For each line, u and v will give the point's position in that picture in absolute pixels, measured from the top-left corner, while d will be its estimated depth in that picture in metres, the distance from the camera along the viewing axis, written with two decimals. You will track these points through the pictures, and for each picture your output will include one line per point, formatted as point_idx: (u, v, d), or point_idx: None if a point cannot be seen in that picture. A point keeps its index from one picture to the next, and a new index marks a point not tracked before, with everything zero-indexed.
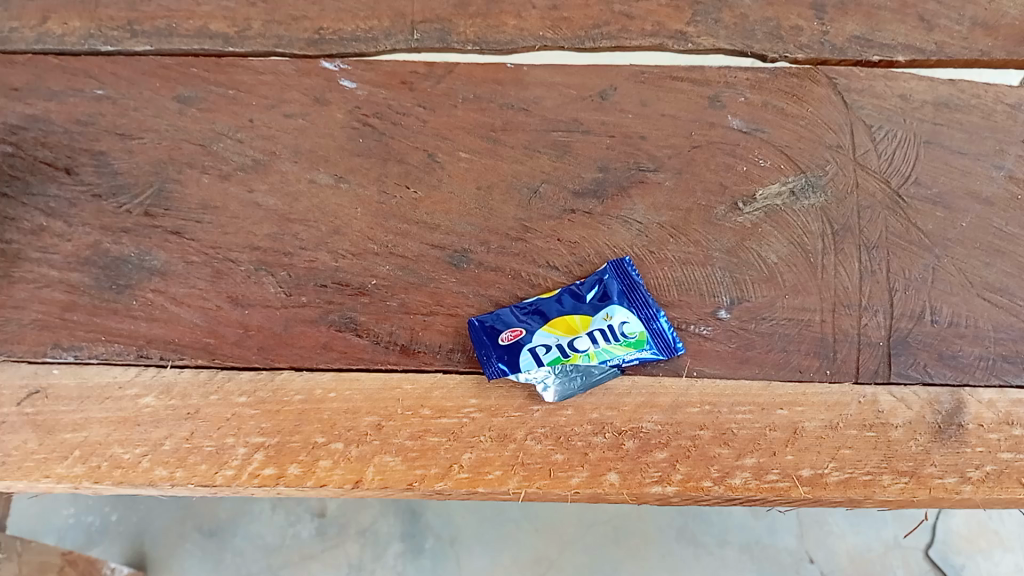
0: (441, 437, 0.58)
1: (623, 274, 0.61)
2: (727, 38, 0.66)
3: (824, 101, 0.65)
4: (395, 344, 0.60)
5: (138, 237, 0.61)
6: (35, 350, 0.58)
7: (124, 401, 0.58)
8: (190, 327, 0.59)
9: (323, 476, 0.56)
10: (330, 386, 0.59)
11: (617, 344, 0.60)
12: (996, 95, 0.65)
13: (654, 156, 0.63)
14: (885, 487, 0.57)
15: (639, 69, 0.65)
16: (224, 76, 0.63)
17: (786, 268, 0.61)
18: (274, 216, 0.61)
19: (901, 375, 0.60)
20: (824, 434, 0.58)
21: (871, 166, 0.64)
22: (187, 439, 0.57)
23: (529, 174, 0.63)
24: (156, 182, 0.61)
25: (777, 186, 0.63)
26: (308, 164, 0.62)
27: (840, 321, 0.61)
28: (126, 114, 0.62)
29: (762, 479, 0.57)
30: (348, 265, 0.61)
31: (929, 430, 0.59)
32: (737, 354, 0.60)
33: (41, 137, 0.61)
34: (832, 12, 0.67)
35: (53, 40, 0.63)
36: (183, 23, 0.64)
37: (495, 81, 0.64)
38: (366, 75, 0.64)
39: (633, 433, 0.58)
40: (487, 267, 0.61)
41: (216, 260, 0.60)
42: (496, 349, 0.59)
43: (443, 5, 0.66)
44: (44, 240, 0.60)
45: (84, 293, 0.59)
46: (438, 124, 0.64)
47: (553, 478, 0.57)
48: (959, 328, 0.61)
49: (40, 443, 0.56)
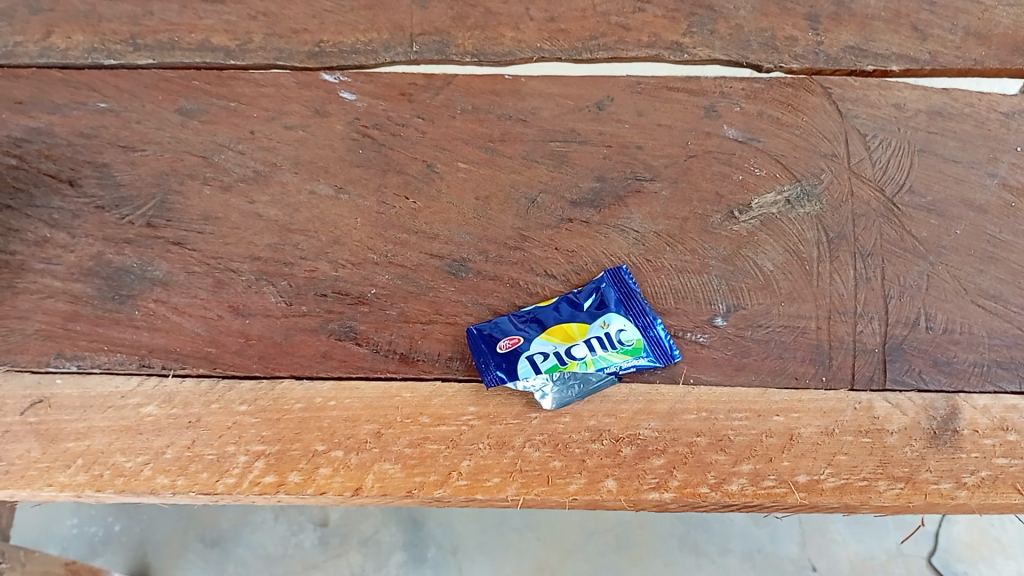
0: (440, 444, 0.58)
1: (620, 283, 0.62)
2: (723, 49, 0.67)
3: (818, 111, 0.65)
4: (394, 353, 0.60)
5: (141, 247, 0.61)
6: (39, 360, 0.59)
7: (126, 410, 0.58)
8: (192, 337, 0.60)
9: (323, 484, 0.57)
10: (330, 395, 0.59)
11: (614, 352, 0.60)
12: (989, 104, 0.66)
13: (650, 165, 0.64)
14: (880, 492, 0.57)
15: (635, 79, 0.66)
16: (225, 89, 0.64)
17: (782, 276, 0.62)
18: (274, 226, 0.62)
19: (897, 381, 0.60)
20: (820, 440, 0.59)
21: (866, 174, 0.64)
22: (188, 447, 0.58)
23: (526, 184, 0.63)
24: (159, 194, 0.62)
25: (772, 195, 0.64)
26: (308, 175, 0.63)
27: (836, 328, 0.61)
28: (129, 127, 0.63)
29: (758, 485, 0.57)
30: (348, 274, 0.61)
31: (924, 436, 0.59)
32: (734, 361, 0.60)
33: (45, 150, 0.62)
34: (826, 23, 0.68)
35: (57, 54, 0.64)
36: (185, 36, 0.65)
37: (493, 92, 0.65)
38: (366, 87, 0.65)
39: (631, 440, 0.58)
40: (485, 276, 0.61)
41: (217, 270, 0.61)
42: (495, 356, 0.60)
43: (442, 17, 0.67)
44: (47, 252, 0.60)
45: (87, 304, 0.60)
46: (436, 135, 0.64)
47: (551, 485, 0.57)
48: (953, 335, 0.61)
49: (43, 452, 0.57)
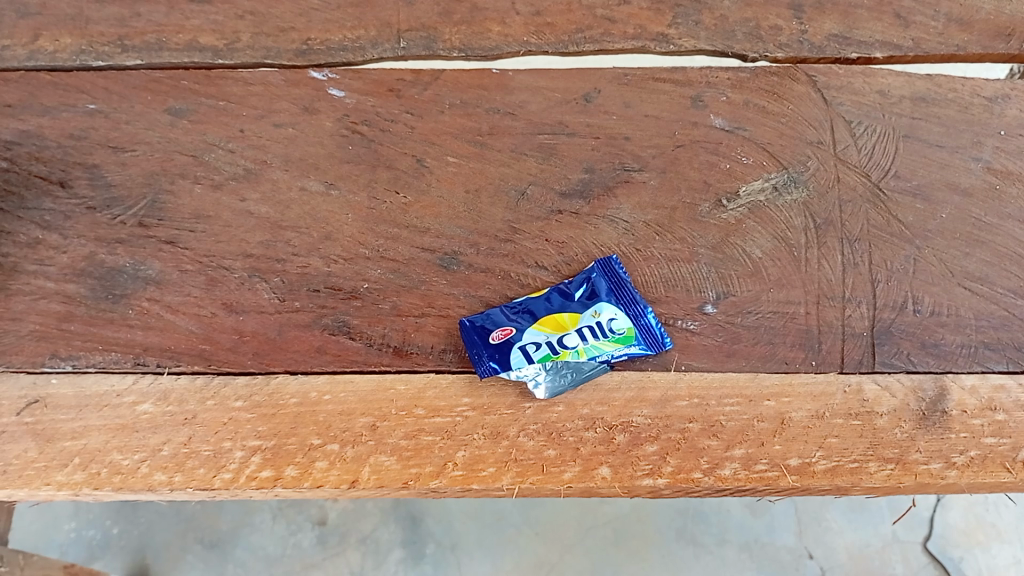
0: (435, 436, 0.58)
1: (610, 272, 0.62)
2: (708, 39, 0.67)
3: (803, 99, 0.66)
4: (388, 346, 0.61)
5: (133, 247, 0.62)
6: (34, 361, 0.59)
7: (122, 408, 0.58)
8: (186, 335, 0.60)
9: (319, 477, 0.57)
10: (325, 389, 0.59)
11: (606, 340, 0.61)
12: (973, 89, 0.66)
13: (638, 156, 0.65)
14: (871, 474, 0.58)
15: (621, 71, 0.66)
16: (214, 88, 0.65)
17: (771, 262, 0.63)
18: (266, 223, 0.62)
19: (885, 364, 0.61)
20: (811, 424, 0.59)
21: (851, 161, 0.65)
22: (185, 444, 0.58)
23: (516, 177, 0.64)
24: (150, 193, 0.62)
25: (759, 182, 0.64)
26: (299, 171, 0.63)
27: (825, 313, 0.62)
28: (119, 127, 0.63)
29: (751, 469, 0.58)
30: (340, 270, 0.62)
31: (913, 417, 0.60)
32: (724, 347, 0.61)
33: (35, 152, 0.62)
34: (810, 12, 0.68)
35: (46, 57, 0.65)
36: (173, 37, 0.66)
37: (481, 87, 0.66)
38: (355, 84, 0.65)
39: (624, 428, 0.59)
40: (476, 268, 0.62)
41: (210, 268, 0.61)
42: (487, 347, 0.60)
43: (429, 13, 0.67)
44: (40, 253, 0.61)
45: (81, 304, 0.60)
46: (425, 130, 0.65)
47: (545, 473, 0.57)
48: (940, 317, 0.62)
49: (40, 452, 0.57)
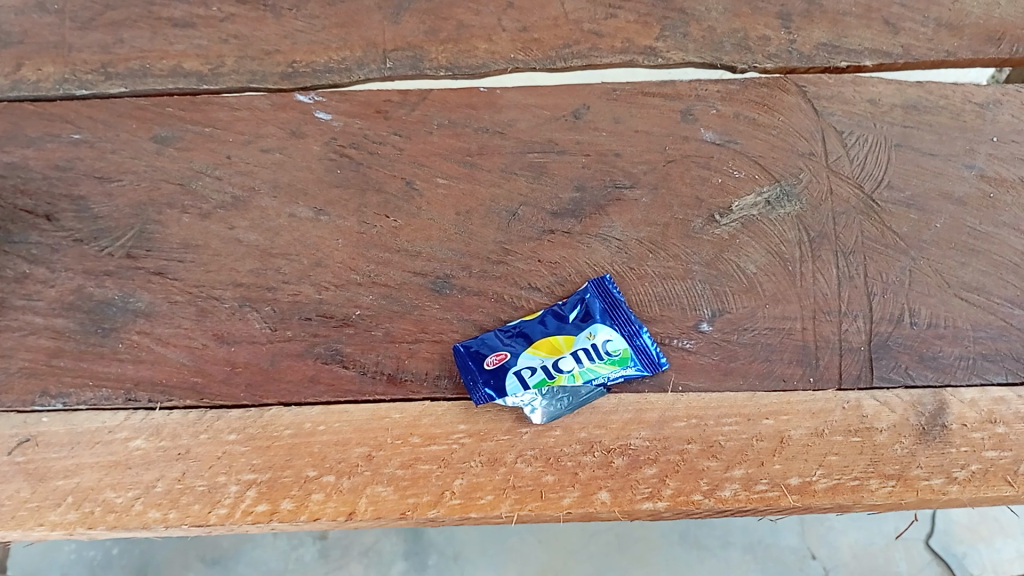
0: (431, 464, 0.58)
1: (604, 292, 0.61)
2: (696, 52, 0.67)
3: (794, 110, 0.65)
4: (382, 373, 0.60)
5: (121, 279, 0.61)
6: (24, 399, 0.59)
7: (114, 445, 0.58)
8: (177, 367, 0.60)
9: (316, 510, 0.56)
10: (319, 419, 0.59)
11: (601, 362, 0.61)
12: (964, 95, 0.66)
13: (629, 172, 0.64)
14: (872, 491, 0.58)
15: (611, 86, 0.65)
16: (200, 114, 0.64)
17: (765, 278, 0.62)
18: (255, 251, 0.62)
19: (884, 378, 0.61)
20: (811, 442, 0.59)
21: (844, 172, 0.64)
22: (179, 480, 0.57)
23: (507, 197, 0.63)
24: (137, 224, 0.62)
25: (752, 196, 0.64)
26: (287, 198, 0.63)
27: (822, 328, 0.61)
28: (105, 157, 0.63)
29: (751, 490, 0.57)
30: (331, 297, 0.61)
31: (913, 432, 0.59)
32: (721, 366, 0.61)
33: (20, 185, 0.61)
34: (799, 21, 0.68)
35: (29, 87, 0.64)
36: (157, 63, 0.65)
37: (469, 106, 0.65)
38: (342, 106, 0.65)
39: (622, 451, 0.58)
40: (469, 291, 0.61)
41: (200, 298, 0.61)
42: (482, 373, 0.60)
43: (414, 32, 0.67)
44: (27, 287, 0.60)
45: (71, 339, 0.60)
46: (414, 152, 0.64)
47: (544, 500, 0.57)
48: (938, 329, 0.62)
49: (33, 492, 0.56)
